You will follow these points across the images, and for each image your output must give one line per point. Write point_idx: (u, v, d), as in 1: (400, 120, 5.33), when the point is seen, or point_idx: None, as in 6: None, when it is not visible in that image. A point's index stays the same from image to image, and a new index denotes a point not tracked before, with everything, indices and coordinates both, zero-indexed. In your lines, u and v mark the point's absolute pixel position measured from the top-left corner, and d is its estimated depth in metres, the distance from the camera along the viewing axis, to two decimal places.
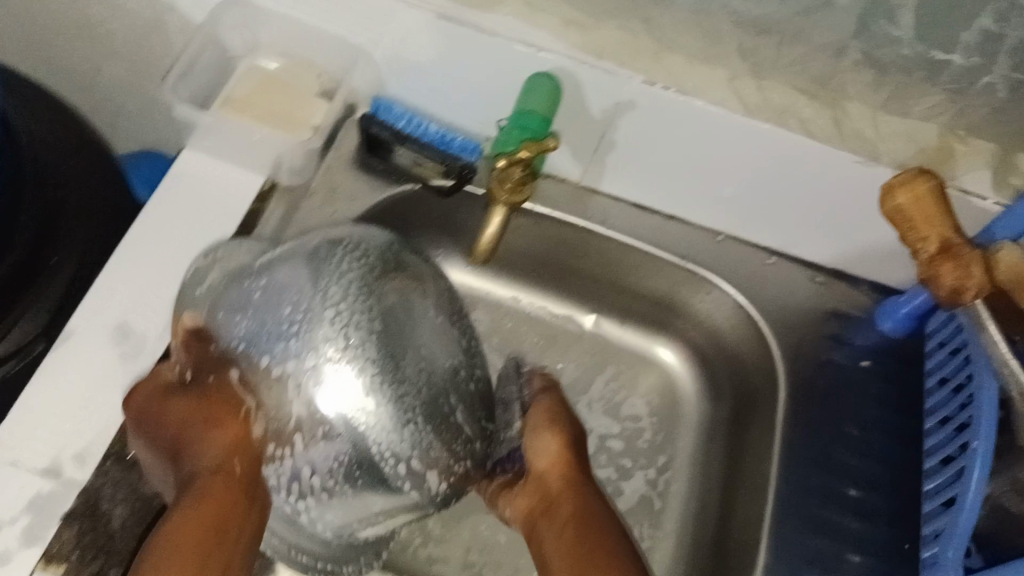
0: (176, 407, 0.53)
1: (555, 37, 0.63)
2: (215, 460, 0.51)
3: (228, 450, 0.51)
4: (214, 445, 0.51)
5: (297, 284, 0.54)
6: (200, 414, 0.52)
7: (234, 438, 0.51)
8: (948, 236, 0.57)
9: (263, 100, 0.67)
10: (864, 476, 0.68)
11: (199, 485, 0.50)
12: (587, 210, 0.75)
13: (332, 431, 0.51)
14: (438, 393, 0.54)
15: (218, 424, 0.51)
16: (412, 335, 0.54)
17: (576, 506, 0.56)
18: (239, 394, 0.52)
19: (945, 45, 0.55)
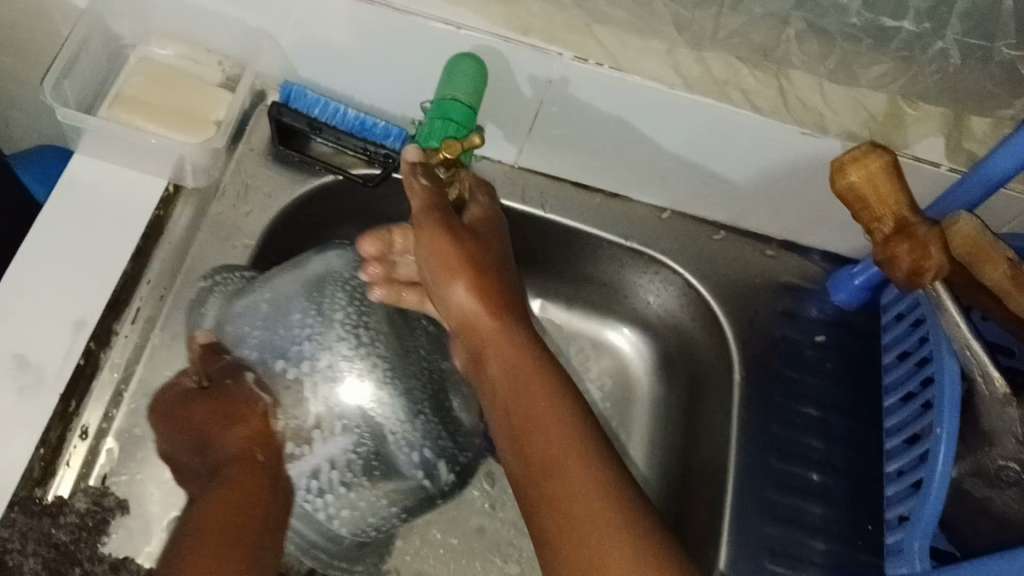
0: (193, 411, 0.54)
1: (476, 14, 0.58)
2: (236, 450, 0.51)
3: (248, 441, 0.52)
4: (234, 437, 0.52)
5: (305, 301, 0.58)
6: (220, 414, 0.53)
7: (256, 432, 0.52)
8: (903, 214, 0.54)
9: (158, 94, 0.60)
10: (823, 458, 0.66)
11: (224, 470, 0.50)
12: (524, 193, 0.71)
13: (350, 423, 0.55)
14: (440, 387, 0.60)
15: (239, 420, 0.53)
16: (412, 337, 0.60)
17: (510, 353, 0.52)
18: (254, 395, 0.54)
19: (894, 10, 0.51)
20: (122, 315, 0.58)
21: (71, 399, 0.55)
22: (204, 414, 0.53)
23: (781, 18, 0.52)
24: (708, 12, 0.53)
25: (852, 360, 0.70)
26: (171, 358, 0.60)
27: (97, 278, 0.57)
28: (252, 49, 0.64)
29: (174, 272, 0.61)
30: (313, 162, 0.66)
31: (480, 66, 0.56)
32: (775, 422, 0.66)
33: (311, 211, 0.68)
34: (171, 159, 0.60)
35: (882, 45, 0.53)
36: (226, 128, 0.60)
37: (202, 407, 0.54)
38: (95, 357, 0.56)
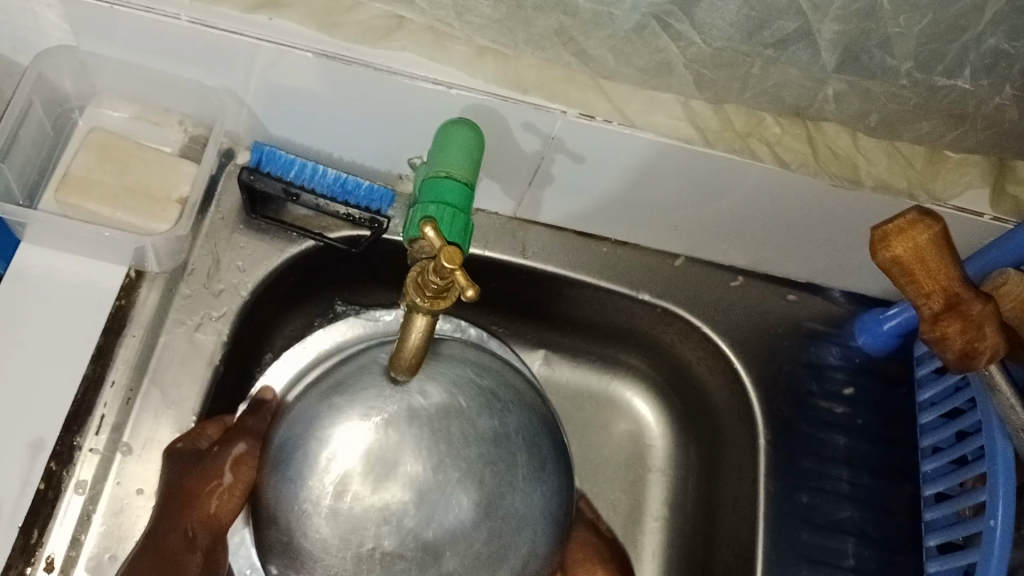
0: (184, 467, 0.52)
1: (468, 73, 0.51)
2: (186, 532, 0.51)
3: (199, 521, 0.51)
4: (192, 516, 0.51)
5: (327, 388, 0.52)
6: (194, 483, 0.51)
7: (206, 516, 0.51)
8: (953, 289, 0.48)
9: (108, 174, 0.54)
10: (856, 526, 0.61)
11: (160, 553, 0.50)
12: (524, 244, 0.64)
13: (298, 536, 0.48)
14: (428, 507, 0.46)
15: (200, 498, 0.51)
16: (433, 441, 0.48)
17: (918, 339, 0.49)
18: (224, 472, 0.51)
19: (948, 70, 0.45)
20: (84, 426, 0.52)
21: (33, 529, 0.49)
22: (182, 479, 0.52)
23: (817, 79, 0.46)
24: (733, 72, 0.47)
25: (883, 413, 0.65)
26: (144, 470, 0.53)
27: (56, 387, 0.52)
28: (214, 108, 0.56)
29: (143, 369, 0.55)
30: (287, 229, 0.60)
31: (477, 134, 0.50)
32: (804, 492, 0.62)
33: (290, 280, 0.61)
34: (130, 248, 0.54)
35: (931, 103, 0.47)
36: (192, 208, 0.54)
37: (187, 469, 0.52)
38: (57, 478, 0.51)
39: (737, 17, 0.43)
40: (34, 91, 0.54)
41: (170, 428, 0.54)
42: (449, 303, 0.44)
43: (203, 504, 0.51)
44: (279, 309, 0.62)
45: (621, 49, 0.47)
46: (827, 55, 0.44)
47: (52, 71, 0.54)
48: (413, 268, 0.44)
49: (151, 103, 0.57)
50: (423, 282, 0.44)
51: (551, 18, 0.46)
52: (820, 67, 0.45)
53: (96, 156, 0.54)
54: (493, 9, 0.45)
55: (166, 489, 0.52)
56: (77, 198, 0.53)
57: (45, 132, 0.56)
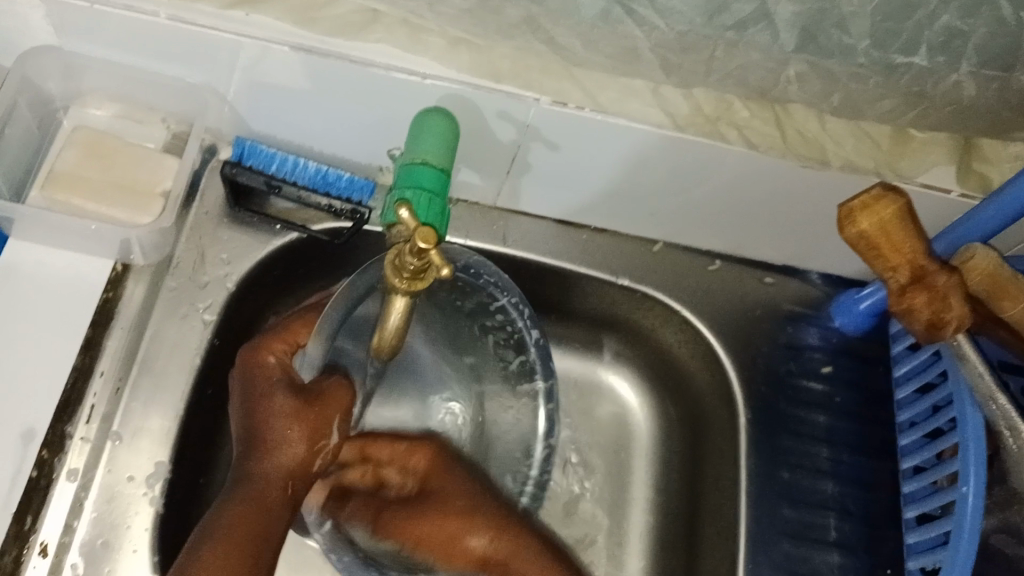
0: (270, 393, 0.52)
1: (442, 64, 0.52)
2: (279, 475, 0.51)
3: (288, 475, 0.51)
4: (291, 458, 0.51)
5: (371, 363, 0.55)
6: (305, 422, 0.51)
7: (291, 472, 0.51)
8: (919, 262, 0.50)
9: (95, 171, 0.55)
10: (837, 501, 0.62)
11: (255, 493, 0.50)
12: (503, 233, 0.66)
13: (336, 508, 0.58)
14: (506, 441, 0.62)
15: (293, 441, 0.51)
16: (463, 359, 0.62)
17: (909, 270, 0.50)
18: (331, 434, 0.52)
19: (904, 48, 0.46)
20: (75, 416, 0.53)
21: (26, 516, 0.50)
22: (302, 400, 0.51)
23: (779, 61, 0.48)
24: (698, 55, 0.48)
25: (861, 392, 0.66)
26: (134, 457, 0.54)
27: (48, 377, 0.53)
28: (196, 105, 0.58)
29: (130, 360, 0.56)
30: (270, 221, 0.61)
31: (451, 124, 0.51)
32: (784, 469, 0.63)
33: (276, 272, 0.63)
34: (116, 242, 0.55)
35: (890, 82, 0.49)
36: (175, 202, 0.56)
37: (322, 397, 0.51)
38: (49, 467, 0.52)
39: (696, 1, 0.44)
40: (20, 90, 0.55)
41: (160, 417, 0.56)
42: (426, 284, 0.45)
43: (289, 455, 0.51)
44: (267, 302, 0.64)
45: (588, 35, 0.48)
46: (786, 35, 0.46)
47: (36, 71, 0.55)
48: (390, 251, 0.46)
49: (134, 101, 0.59)
50: (400, 264, 0.45)
51: (520, 7, 0.47)
52: (781, 47, 0.46)
53: (83, 153, 0.55)
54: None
55: (242, 386, 0.53)
56: (61, 193, 0.54)
57: (30, 131, 0.57)
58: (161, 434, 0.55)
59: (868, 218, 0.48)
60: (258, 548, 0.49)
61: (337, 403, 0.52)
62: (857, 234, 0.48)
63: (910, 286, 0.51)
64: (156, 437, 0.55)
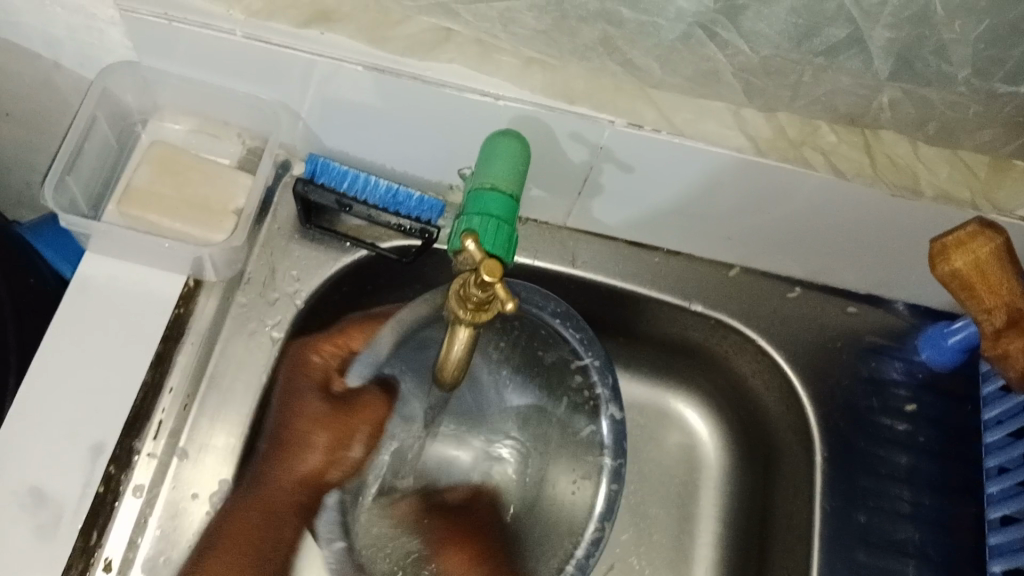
0: (306, 397, 0.55)
1: (515, 85, 0.51)
2: (297, 478, 0.54)
3: (303, 480, 0.54)
4: (310, 463, 0.54)
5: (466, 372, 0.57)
6: (330, 431, 0.54)
7: (309, 478, 0.54)
8: (1017, 305, 0.47)
9: (169, 188, 0.55)
10: (917, 547, 0.59)
11: (271, 491, 0.53)
12: (573, 254, 0.64)
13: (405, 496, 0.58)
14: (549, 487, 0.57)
15: (316, 447, 0.54)
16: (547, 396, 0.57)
17: (1004, 313, 0.47)
18: (354, 448, 0.55)
19: (1009, 77, 0.43)
20: (142, 430, 0.54)
21: (93, 531, 0.51)
22: (332, 410, 0.54)
23: (870, 88, 0.45)
24: (783, 81, 0.46)
25: (949, 432, 0.62)
26: (198, 475, 0.55)
27: (119, 390, 0.53)
28: (270, 121, 0.58)
29: (199, 375, 0.56)
30: (339, 238, 0.61)
31: (521, 148, 0.50)
32: (861, 511, 0.60)
33: (343, 289, 0.62)
34: (188, 259, 0.56)
35: (992, 110, 0.46)
36: (246, 220, 0.56)
37: (354, 411, 0.54)
38: (116, 481, 0.52)
39: (784, 26, 0.42)
40: (99, 105, 0.56)
41: (225, 434, 0.56)
42: (491, 315, 0.45)
43: (311, 461, 0.54)
44: (334, 317, 0.63)
45: (667, 59, 0.46)
46: (880, 62, 0.43)
47: (116, 85, 0.56)
48: (456, 280, 0.45)
49: (210, 116, 0.59)
50: (466, 295, 0.44)
51: (596, 29, 0.45)
52: (873, 74, 0.44)
53: (158, 169, 0.55)
54: (538, 21, 0.45)
55: (286, 379, 0.56)
56: (135, 207, 0.55)
57: (109, 145, 0.58)
58: (226, 451, 0.56)
59: (961, 255, 0.45)
60: (255, 546, 0.53)
61: (361, 419, 0.54)
62: (948, 272, 0.46)
63: (1006, 330, 0.48)
64: (221, 454, 0.56)
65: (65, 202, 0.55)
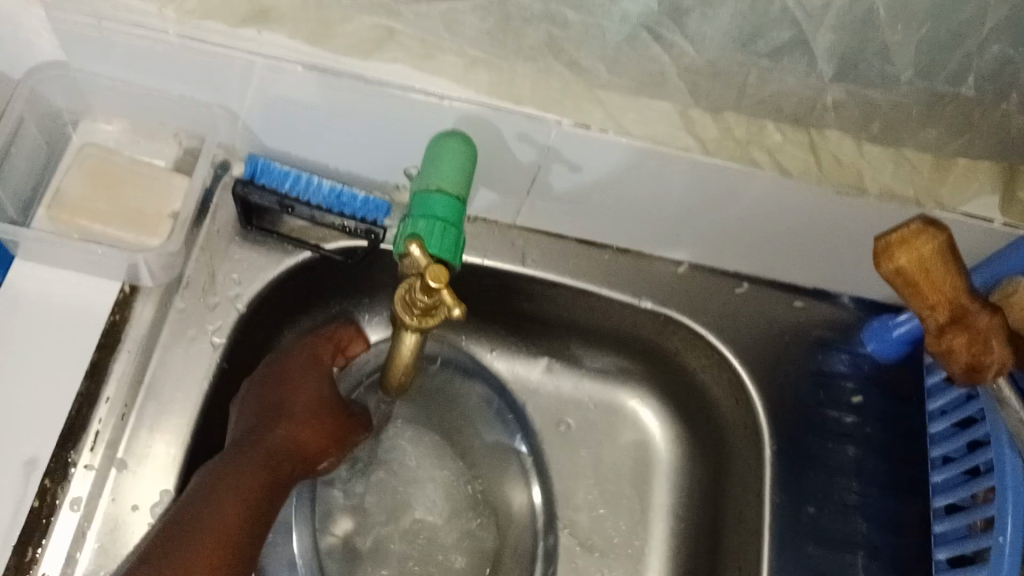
0: (300, 389, 0.57)
1: (460, 84, 0.50)
2: (299, 437, 0.55)
3: (301, 438, 0.55)
4: (298, 429, 0.55)
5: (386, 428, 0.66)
6: (325, 422, 0.57)
7: (298, 444, 0.55)
8: (960, 303, 0.47)
9: (102, 194, 0.53)
10: (864, 539, 0.60)
11: (267, 445, 0.53)
12: (522, 252, 0.64)
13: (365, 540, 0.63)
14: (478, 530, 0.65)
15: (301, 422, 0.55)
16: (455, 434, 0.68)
17: (948, 309, 0.47)
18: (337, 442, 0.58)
19: (951, 78, 0.43)
20: (80, 442, 0.51)
21: (28, 547, 0.48)
22: (330, 410, 0.57)
23: (816, 89, 0.45)
24: (729, 82, 0.46)
25: (892, 423, 0.63)
26: (141, 488, 0.53)
27: (54, 404, 0.51)
28: (208, 120, 0.56)
29: (137, 385, 0.54)
30: (283, 241, 0.59)
31: (468, 150, 0.48)
32: (811, 503, 0.60)
33: (287, 292, 0.61)
34: (123, 265, 0.54)
35: (935, 111, 0.46)
36: (184, 224, 0.54)
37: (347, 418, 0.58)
38: (51, 495, 0.50)
39: (729, 28, 0.41)
40: (26, 106, 0.53)
41: (166, 444, 0.54)
42: (437, 321, 0.44)
43: (296, 426, 0.55)
44: (278, 321, 0.62)
45: (613, 60, 0.46)
46: (824, 64, 0.43)
47: (44, 85, 0.53)
48: (401, 285, 0.44)
49: (144, 117, 0.57)
50: (411, 300, 0.43)
51: (540, 30, 0.44)
52: (818, 76, 0.44)
53: (89, 172, 0.53)
54: (481, 21, 0.45)
55: (266, 369, 0.58)
56: (68, 214, 0.53)
57: (38, 146, 0.56)
58: (167, 463, 0.53)
59: (906, 252, 0.45)
60: (263, 509, 0.50)
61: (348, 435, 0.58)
62: (895, 267, 0.46)
63: (948, 327, 0.48)
64: (163, 466, 0.53)
65: None
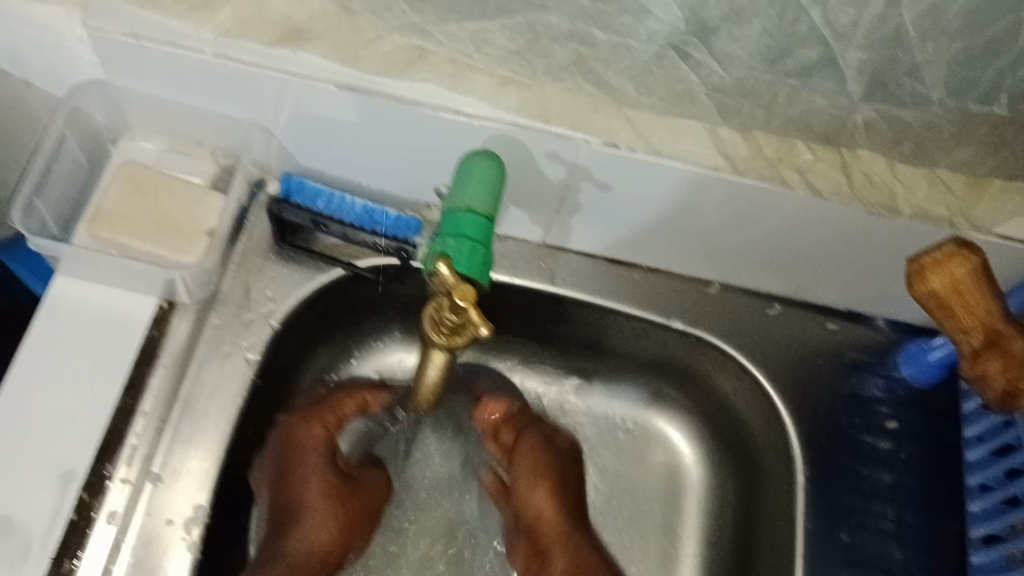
0: (314, 477, 0.58)
1: (490, 104, 0.51)
2: (326, 535, 0.57)
3: (327, 536, 0.57)
4: (325, 526, 0.57)
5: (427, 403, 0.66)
6: (342, 511, 0.58)
7: (321, 545, 0.57)
8: (997, 326, 0.46)
9: (142, 212, 0.54)
10: (899, 565, 0.59)
11: (296, 547, 0.56)
12: (552, 271, 0.64)
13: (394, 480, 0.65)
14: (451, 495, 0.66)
15: (325, 523, 0.58)
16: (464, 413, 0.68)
17: (985, 335, 0.46)
18: (366, 516, 0.61)
19: (983, 97, 0.43)
20: (115, 454, 0.52)
21: (64, 559, 0.49)
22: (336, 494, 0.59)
23: (845, 108, 0.45)
24: (757, 101, 0.46)
25: (929, 448, 0.62)
26: (173, 499, 0.54)
27: (89, 417, 0.52)
28: (245, 140, 0.57)
29: (172, 398, 0.55)
30: (316, 257, 0.60)
31: (497, 169, 0.49)
32: (844, 529, 0.59)
33: (320, 309, 0.62)
34: (160, 280, 0.55)
35: (967, 130, 0.45)
36: (220, 240, 0.55)
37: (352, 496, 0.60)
38: (88, 507, 0.51)
39: (757, 47, 0.41)
40: (68, 125, 0.55)
41: (199, 458, 0.55)
42: (465, 340, 0.44)
43: (315, 525, 0.57)
44: (311, 337, 0.63)
45: (641, 79, 0.46)
46: (853, 83, 0.43)
47: (90, 106, 0.55)
48: (431, 303, 0.45)
49: (183, 135, 0.58)
50: (440, 318, 0.44)
51: (569, 49, 0.45)
52: (847, 95, 0.43)
53: (130, 190, 0.54)
54: (511, 41, 0.45)
55: (280, 449, 0.59)
56: (107, 229, 0.53)
57: (79, 164, 0.57)
58: (200, 476, 0.54)
59: (937, 273, 0.45)
60: None
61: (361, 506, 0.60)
62: (926, 289, 0.45)
63: (985, 352, 0.47)
64: (195, 478, 0.54)
65: (34, 224, 0.54)
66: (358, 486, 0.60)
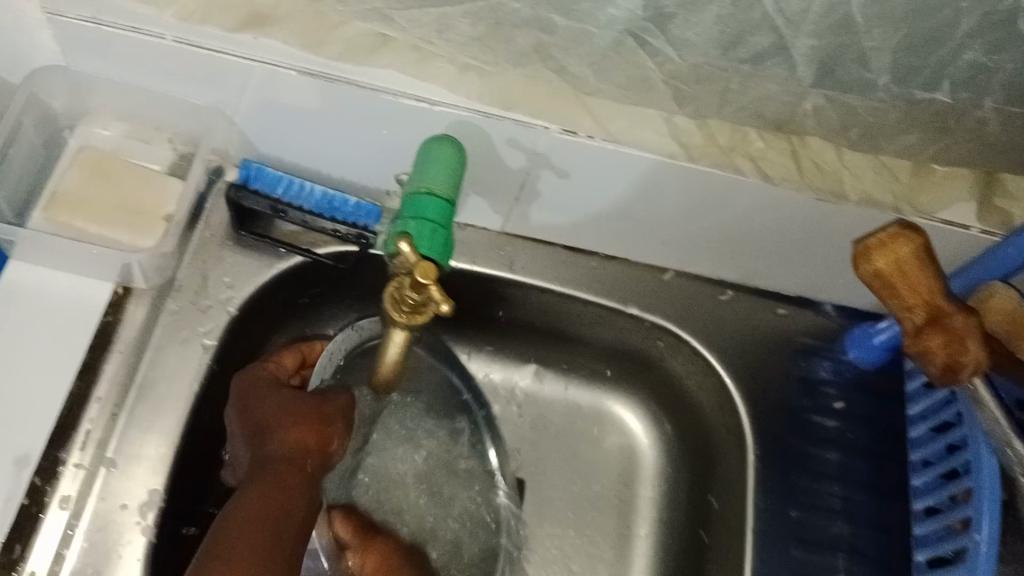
0: (270, 401, 0.54)
1: (451, 90, 0.51)
2: (285, 449, 0.51)
3: (291, 443, 0.51)
4: (281, 439, 0.51)
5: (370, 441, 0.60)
6: (294, 417, 0.52)
7: (292, 442, 0.51)
8: (936, 303, 0.48)
9: (96, 196, 0.54)
10: (847, 543, 0.61)
11: (246, 492, 0.49)
12: (511, 258, 0.65)
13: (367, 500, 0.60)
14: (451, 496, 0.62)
15: (285, 440, 0.51)
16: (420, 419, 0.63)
17: (926, 312, 0.48)
18: (332, 422, 0.53)
19: (926, 83, 0.44)
20: (70, 441, 0.52)
21: (16, 544, 0.49)
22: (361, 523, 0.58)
23: (796, 94, 0.46)
24: (712, 87, 0.47)
25: (874, 428, 0.64)
26: (130, 485, 0.53)
27: (46, 405, 0.51)
28: (203, 126, 0.57)
29: (130, 384, 0.55)
30: (276, 245, 0.60)
31: (458, 152, 0.49)
32: (793, 506, 0.61)
33: (279, 297, 0.62)
34: (116, 266, 0.54)
35: (912, 116, 0.47)
36: (177, 226, 0.55)
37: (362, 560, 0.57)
38: (42, 493, 0.50)
39: (712, 34, 0.43)
40: (25, 110, 0.54)
41: (156, 444, 0.54)
42: (426, 319, 0.45)
43: (280, 436, 0.51)
44: (269, 327, 0.63)
45: (600, 66, 0.47)
46: (803, 69, 0.44)
47: (43, 91, 0.55)
48: (391, 283, 0.45)
49: (140, 121, 0.58)
50: (401, 298, 0.44)
51: (530, 35, 0.46)
52: (798, 81, 0.45)
53: (87, 174, 0.54)
54: (473, 27, 0.46)
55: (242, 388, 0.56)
56: (63, 214, 0.53)
57: (35, 149, 0.56)
58: (158, 461, 0.54)
59: (887, 251, 0.47)
60: (279, 525, 0.48)
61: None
62: (877, 262, 0.47)
63: (926, 328, 0.49)
64: (152, 464, 0.54)
65: None
66: (312, 398, 0.54)
